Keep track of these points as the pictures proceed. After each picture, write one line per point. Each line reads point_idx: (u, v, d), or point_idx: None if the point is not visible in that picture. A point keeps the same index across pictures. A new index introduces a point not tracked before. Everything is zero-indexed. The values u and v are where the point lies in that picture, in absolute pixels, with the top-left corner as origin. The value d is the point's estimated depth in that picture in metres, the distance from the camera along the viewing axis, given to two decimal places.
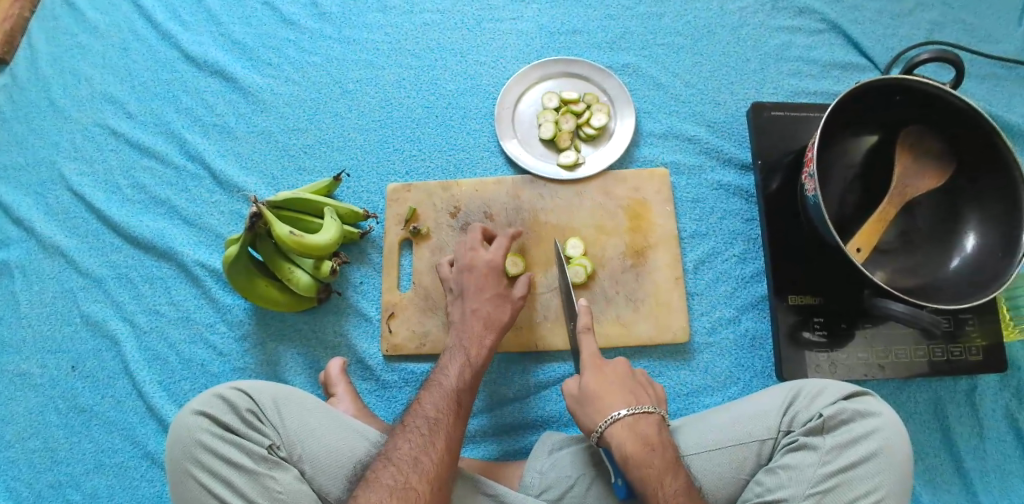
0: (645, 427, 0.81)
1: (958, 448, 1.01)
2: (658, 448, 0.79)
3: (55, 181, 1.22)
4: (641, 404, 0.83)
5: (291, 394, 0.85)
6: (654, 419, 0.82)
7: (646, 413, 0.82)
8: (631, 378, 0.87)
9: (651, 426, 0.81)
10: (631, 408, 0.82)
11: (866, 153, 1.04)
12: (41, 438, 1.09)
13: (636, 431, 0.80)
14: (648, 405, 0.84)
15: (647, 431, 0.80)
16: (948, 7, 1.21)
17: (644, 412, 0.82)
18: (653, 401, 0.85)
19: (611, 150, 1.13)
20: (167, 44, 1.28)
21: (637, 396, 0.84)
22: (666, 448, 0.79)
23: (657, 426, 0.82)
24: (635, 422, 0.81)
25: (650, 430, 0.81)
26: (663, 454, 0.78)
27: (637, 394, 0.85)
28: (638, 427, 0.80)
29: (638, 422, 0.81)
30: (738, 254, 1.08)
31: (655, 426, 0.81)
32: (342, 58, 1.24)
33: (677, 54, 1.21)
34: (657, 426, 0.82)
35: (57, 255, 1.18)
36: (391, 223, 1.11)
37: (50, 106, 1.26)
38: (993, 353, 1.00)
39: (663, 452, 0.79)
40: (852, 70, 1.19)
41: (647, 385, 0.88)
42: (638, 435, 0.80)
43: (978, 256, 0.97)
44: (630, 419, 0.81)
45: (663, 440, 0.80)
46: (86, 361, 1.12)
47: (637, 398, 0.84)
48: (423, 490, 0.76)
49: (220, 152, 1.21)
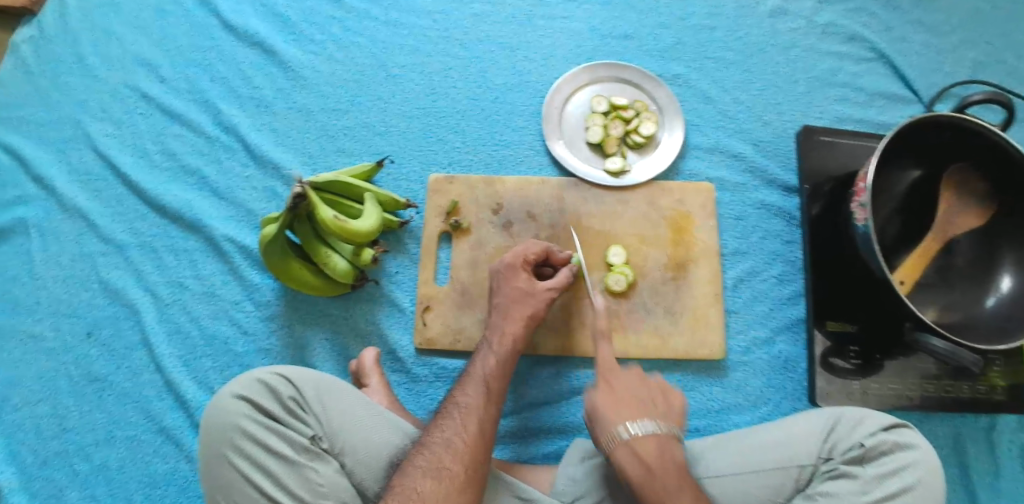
0: (646, 449, 0.79)
1: (975, 482, 1.03)
2: (658, 473, 0.78)
3: (80, 140, 1.18)
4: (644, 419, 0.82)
5: (331, 383, 0.83)
6: (656, 437, 0.80)
7: (649, 432, 0.81)
8: (639, 392, 0.85)
9: (652, 447, 0.80)
10: (633, 428, 0.80)
11: (908, 187, 1.06)
12: (49, 405, 1.05)
13: (635, 452, 0.79)
14: (651, 421, 0.81)
15: (647, 452, 0.79)
16: (994, 48, 1.22)
17: (646, 431, 0.80)
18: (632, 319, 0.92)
19: (658, 160, 1.13)
20: (207, 10, 1.24)
21: (641, 412, 0.83)
22: (667, 468, 0.78)
23: (658, 446, 0.80)
24: (635, 443, 0.80)
25: (649, 450, 0.79)
26: (664, 480, 0.77)
27: (642, 410, 0.83)
28: (639, 450, 0.79)
29: (639, 443, 0.80)
30: (777, 275, 1.09)
31: (656, 447, 0.80)
32: (389, 41, 1.21)
33: (727, 70, 1.20)
34: (660, 447, 0.80)
35: (78, 218, 1.13)
36: (431, 214, 1.10)
37: (78, 63, 1.22)
38: (1018, 394, 1.02)
39: (664, 475, 0.77)
40: (898, 101, 1.19)
41: (658, 395, 0.86)
42: (639, 459, 0.79)
43: (1013, 297, 0.99)
44: (632, 442, 0.80)
45: (664, 461, 0.79)
46: (102, 329, 1.09)
47: (642, 412, 0.82)
48: (457, 471, 0.75)
49: (256, 126, 1.17)
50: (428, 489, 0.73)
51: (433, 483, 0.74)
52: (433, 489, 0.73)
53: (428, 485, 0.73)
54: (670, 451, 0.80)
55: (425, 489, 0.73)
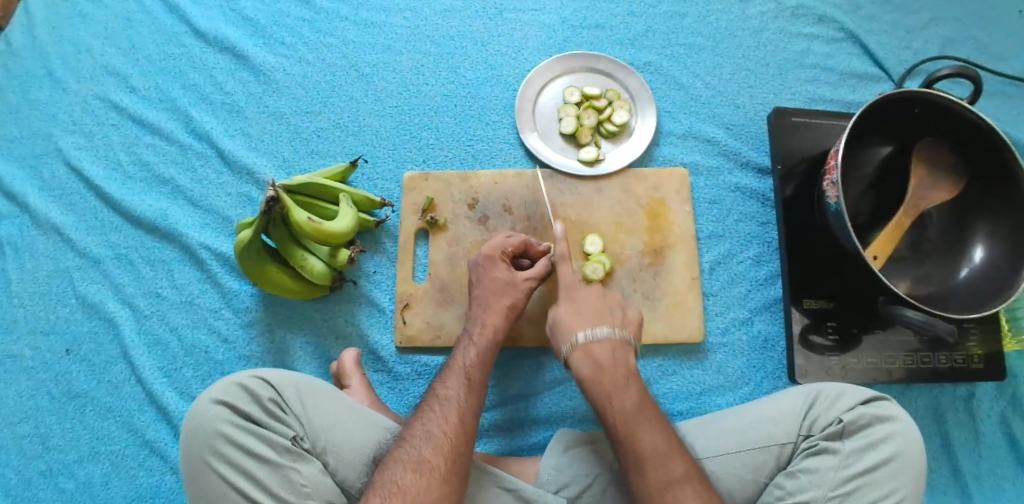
0: (597, 348, 0.85)
1: (956, 452, 1.04)
2: (608, 368, 0.84)
3: (51, 155, 1.17)
4: (599, 327, 0.87)
5: (312, 383, 0.83)
6: (609, 341, 0.86)
7: (603, 336, 0.86)
8: (598, 302, 0.91)
9: (604, 347, 0.85)
10: (585, 333, 0.87)
11: (880, 163, 1.07)
12: (31, 424, 1.04)
13: (590, 354, 0.85)
14: (605, 328, 0.87)
15: (599, 353, 0.85)
16: (961, 23, 1.23)
17: (598, 335, 0.86)
18: (617, 323, 0.89)
19: (631, 148, 1.13)
20: (174, 18, 1.24)
21: (599, 319, 0.89)
22: (617, 367, 0.84)
23: (610, 349, 0.85)
24: (589, 346, 0.85)
25: (602, 352, 0.85)
26: (613, 374, 0.83)
27: (600, 317, 0.88)
28: (592, 349, 0.85)
29: (593, 346, 0.85)
30: (754, 257, 1.09)
31: (609, 348, 0.86)
32: (358, 41, 1.21)
33: (698, 55, 1.21)
34: (612, 348, 0.86)
35: (52, 233, 1.13)
36: (407, 212, 1.09)
37: (46, 77, 1.21)
38: (992, 362, 1.03)
39: (612, 372, 0.83)
40: (868, 80, 1.20)
41: (616, 306, 0.92)
42: (591, 358, 0.85)
43: (984, 268, 1.00)
44: (585, 343, 0.86)
45: (615, 362, 0.84)
46: (82, 344, 1.08)
47: (600, 320, 0.89)
48: (437, 463, 0.75)
49: (228, 132, 1.17)
50: (409, 482, 0.73)
51: (414, 475, 0.74)
52: (414, 482, 0.73)
53: (409, 478, 0.74)
54: (622, 354, 0.86)
55: (406, 482, 0.73)
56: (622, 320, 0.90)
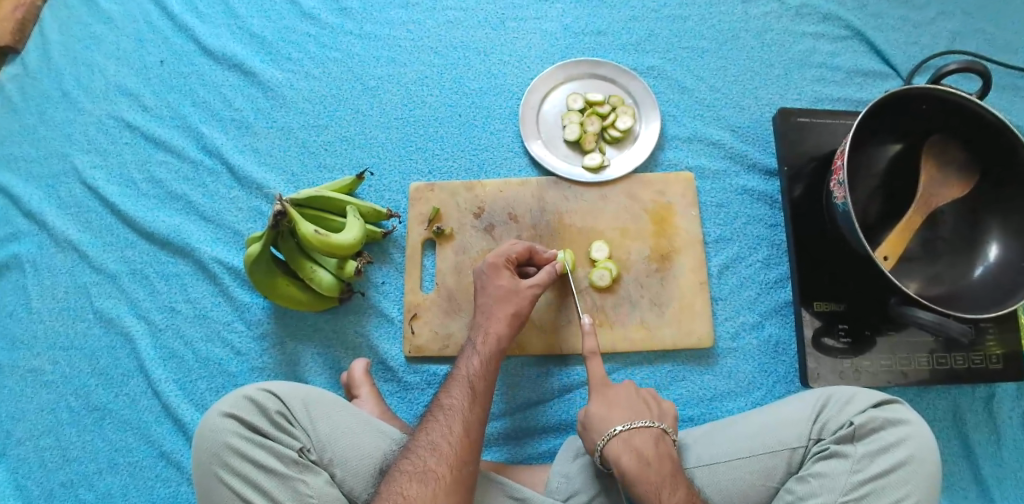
0: (642, 442, 0.81)
1: (976, 455, 1.02)
2: (654, 463, 0.79)
3: (67, 174, 1.20)
4: (638, 420, 0.84)
5: (319, 394, 0.84)
6: (652, 432, 0.82)
7: (644, 427, 0.82)
8: (633, 394, 0.87)
9: (647, 441, 0.81)
10: (628, 425, 0.83)
11: (890, 162, 1.06)
12: (52, 436, 1.07)
13: (633, 447, 0.80)
14: (644, 419, 0.84)
15: (644, 447, 0.81)
16: (969, 16, 1.21)
17: (639, 427, 0.82)
18: (655, 415, 0.85)
19: (635, 153, 1.13)
20: (184, 37, 1.26)
21: (636, 411, 0.85)
22: (663, 462, 0.80)
23: (653, 441, 0.81)
24: (631, 438, 0.81)
25: (646, 445, 0.81)
26: (659, 469, 0.79)
27: (637, 409, 0.85)
28: (634, 443, 0.81)
29: (634, 438, 0.81)
30: (762, 260, 1.09)
31: (651, 440, 0.81)
32: (363, 54, 1.23)
33: (701, 58, 1.20)
34: (655, 441, 0.82)
35: (69, 250, 1.15)
36: (414, 223, 1.10)
37: (62, 98, 1.24)
38: (1012, 362, 1.01)
39: (659, 467, 0.79)
40: (876, 76, 1.19)
41: (652, 399, 0.88)
42: (635, 453, 0.80)
43: (1000, 266, 0.98)
44: (626, 436, 0.82)
45: (659, 455, 0.80)
46: (99, 358, 1.10)
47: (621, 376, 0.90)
48: (443, 473, 0.76)
49: (238, 148, 1.19)
50: (414, 492, 0.74)
51: (419, 486, 0.74)
52: (419, 492, 0.74)
53: (415, 489, 0.74)
54: (664, 448, 0.82)
55: (412, 492, 0.74)
56: (658, 412, 0.86)
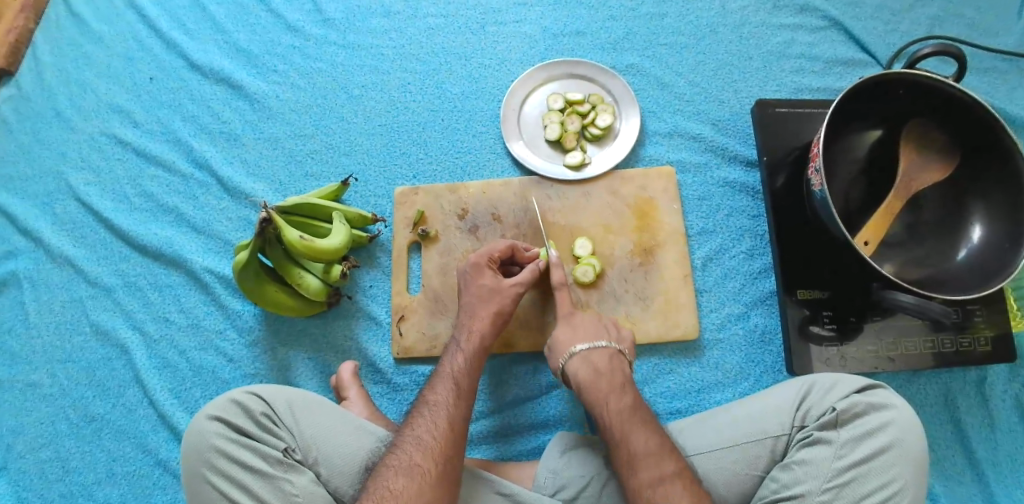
0: (596, 358, 0.89)
1: (970, 439, 1.01)
2: (605, 374, 0.87)
3: (62, 191, 1.23)
4: (596, 341, 0.91)
5: (304, 396, 0.86)
6: (607, 351, 0.90)
7: (600, 347, 0.90)
8: (595, 320, 0.95)
9: (602, 357, 0.89)
10: (586, 344, 0.90)
11: (871, 147, 1.05)
12: (51, 448, 1.09)
13: (588, 362, 0.89)
14: (603, 340, 0.91)
15: (598, 362, 0.88)
16: (948, 2, 1.22)
17: (596, 347, 0.90)
18: (612, 337, 0.92)
19: (616, 150, 1.14)
20: (172, 54, 1.29)
21: (596, 333, 0.92)
22: (614, 374, 0.87)
23: (608, 358, 0.89)
24: (588, 355, 0.89)
25: (601, 361, 0.88)
26: (609, 379, 0.86)
27: (598, 332, 0.92)
28: (590, 359, 0.89)
29: (591, 356, 0.89)
30: (746, 251, 1.09)
31: (606, 357, 0.89)
32: (347, 63, 1.25)
33: (680, 54, 1.22)
34: (610, 357, 0.89)
35: (65, 265, 1.18)
36: (400, 226, 1.12)
37: (56, 117, 1.27)
38: (1001, 343, 1.00)
39: (610, 378, 0.87)
40: (855, 65, 1.19)
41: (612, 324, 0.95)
42: (589, 366, 0.88)
43: (984, 248, 0.97)
44: (584, 353, 0.90)
45: (611, 368, 0.88)
46: (96, 370, 1.12)
47: (595, 335, 0.92)
48: (428, 468, 0.77)
49: (227, 160, 1.21)
50: (400, 486, 0.74)
51: (405, 480, 0.75)
52: (405, 486, 0.74)
53: (401, 483, 0.75)
54: (618, 366, 0.89)
55: (398, 487, 0.74)
56: (617, 336, 0.93)
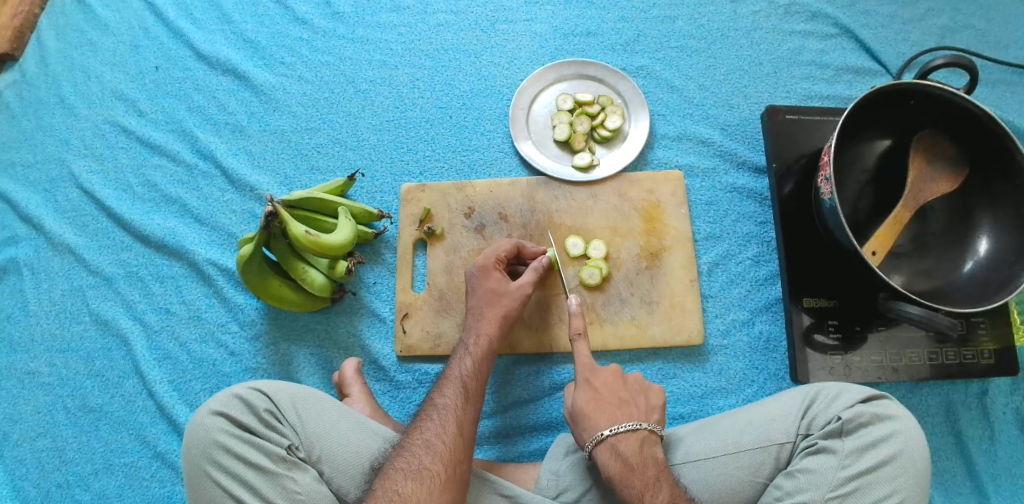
0: (627, 447, 0.82)
1: (970, 451, 1.01)
2: (638, 467, 0.80)
3: (64, 179, 1.21)
4: (624, 420, 0.84)
5: (308, 393, 0.85)
6: (638, 435, 0.83)
7: (629, 431, 0.83)
8: (619, 391, 0.88)
9: (633, 444, 0.82)
10: (613, 428, 0.83)
11: (880, 158, 1.05)
12: (48, 438, 1.08)
13: (617, 452, 0.82)
14: (631, 421, 0.84)
15: (628, 451, 0.82)
16: (959, 13, 1.22)
17: (626, 430, 0.83)
18: (641, 415, 0.86)
19: (625, 153, 1.13)
20: (179, 43, 1.28)
21: (623, 412, 0.85)
22: (647, 466, 0.81)
23: (639, 444, 0.82)
24: (617, 443, 0.82)
25: (631, 449, 0.82)
26: (643, 473, 0.80)
27: (623, 410, 0.86)
28: (619, 447, 0.82)
29: (620, 442, 0.82)
30: (752, 257, 1.09)
31: (636, 443, 0.82)
32: (356, 58, 1.24)
33: (691, 58, 1.21)
34: (640, 443, 0.82)
35: (66, 253, 1.17)
36: (406, 223, 1.11)
37: (59, 104, 1.26)
38: (1005, 357, 1.00)
39: (644, 471, 0.80)
40: (864, 74, 1.19)
41: (638, 394, 0.89)
42: (620, 457, 0.81)
43: (990, 261, 0.97)
44: (612, 440, 0.82)
45: (643, 458, 0.81)
46: (95, 360, 1.11)
47: (622, 415, 0.85)
48: (437, 471, 0.76)
49: (232, 151, 1.20)
50: (409, 490, 0.74)
51: (415, 484, 0.75)
52: (414, 490, 0.74)
53: (410, 486, 0.74)
54: (650, 450, 0.83)
55: (407, 490, 0.74)
56: (645, 411, 0.87)
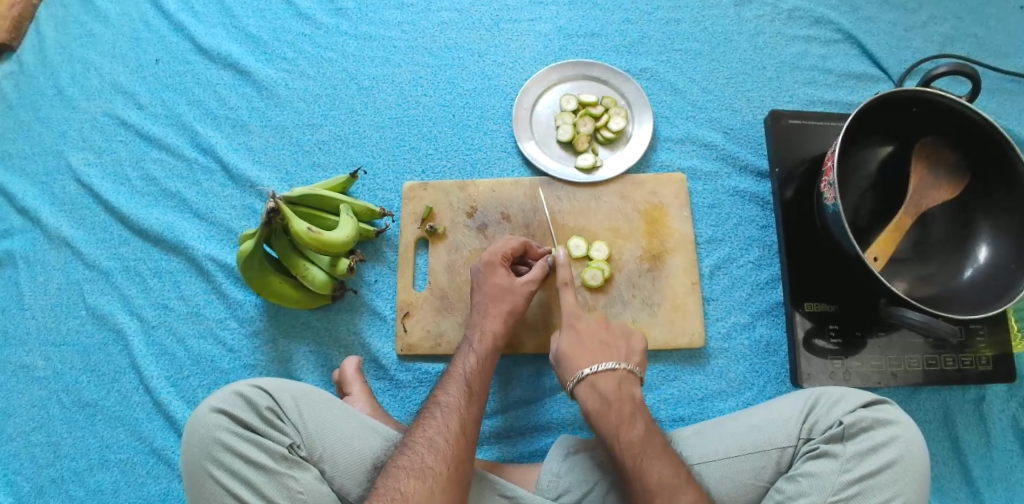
0: (605, 383, 0.84)
1: (966, 457, 1.02)
2: (615, 404, 0.83)
3: (62, 171, 1.20)
4: (604, 361, 0.86)
5: (310, 391, 0.84)
6: (616, 375, 0.85)
7: (608, 370, 0.85)
8: (602, 334, 0.90)
9: (610, 382, 0.85)
10: (592, 367, 0.85)
11: (882, 164, 1.06)
12: (42, 432, 1.07)
13: (596, 389, 0.84)
14: (611, 361, 0.86)
15: (606, 388, 0.84)
16: (960, 21, 1.22)
17: (604, 368, 0.85)
18: (622, 356, 0.88)
19: (628, 154, 1.13)
20: (180, 36, 1.27)
21: (604, 353, 0.87)
22: (623, 402, 0.83)
23: (616, 382, 0.85)
24: (595, 381, 0.85)
25: (609, 387, 0.84)
26: (619, 410, 0.83)
27: (603, 350, 0.88)
28: (598, 385, 0.85)
29: (598, 380, 0.85)
30: (754, 261, 1.09)
31: (614, 381, 0.85)
32: (359, 54, 1.23)
33: (694, 60, 1.21)
34: (618, 382, 0.85)
35: (63, 246, 1.16)
36: (407, 221, 1.11)
37: (58, 96, 1.24)
38: (1002, 364, 1.01)
39: (620, 407, 0.83)
40: (866, 80, 1.20)
41: (620, 338, 0.90)
42: (597, 393, 0.84)
43: (990, 268, 0.98)
44: (592, 378, 0.85)
45: (620, 395, 0.84)
46: (91, 355, 1.10)
47: (602, 355, 0.87)
48: (440, 470, 0.76)
49: (232, 146, 1.19)
50: (412, 488, 0.74)
51: (418, 482, 0.74)
52: (416, 489, 0.74)
53: (412, 485, 0.74)
54: (628, 388, 0.85)
55: (409, 489, 0.74)
56: (626, 352, 0.89)
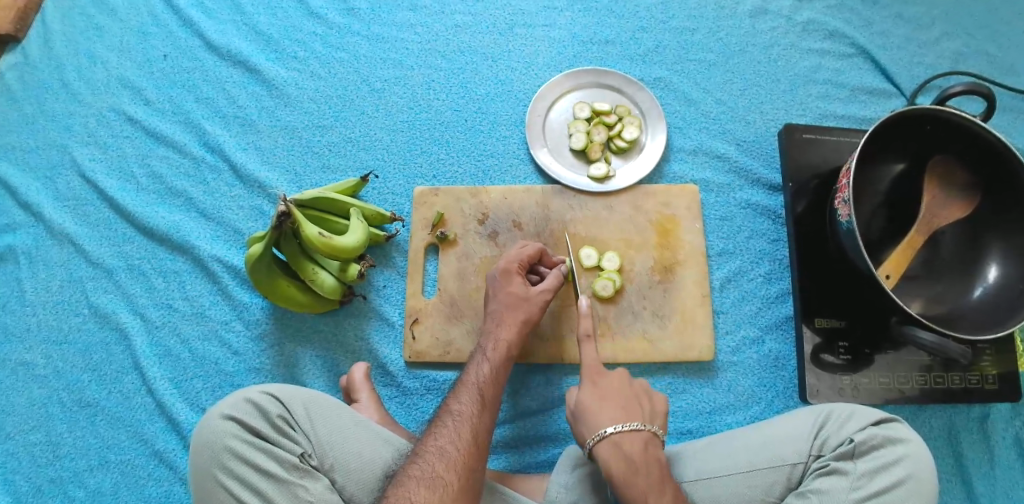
0: (631, 447, 0.79)
1: (970, 475, 1.02)
2: (642, 469, 0.77)
3: (66, 166, 1.18)
4: (629, 420, 0.81)
5: (320, 399, 0.84)
6: (643, 436, 0.80)
7: (636, 431, 0.80)
8: (625, 390, 0.85)
9: (637, 445, 0.79)
10: (619, 426, 0.80)
11: (894, 181, 1.06)
12: (42, 432, 1.05)
13: (621, 450, 0.78)
14: (636, 421, 0.81)
15: (633, 451, 0.78)
16: (974, 39, 1.23)
17: (632, 428, 0.80)
18: (646, 417, 0.83)
19: (641, 164, 1.13)
20: (189, 32, 1.25)
21: (627, 412, 0.82)
22: (651, 467, 0.78)
23: (643, 445, 0.79)
24: (621, 440, 0.79)
25: (636, 449, 0.79)
26: (647, 476, 0.77)
27: (628, 411, 0.82)
28: (623, 446, 0.79)
29: (624, 441, 0.79)
30: (764, 274, 1.09)
31: (641, 443, 0.79)
32: (371, 55, 1.22)
33: (709, 71, 1.21)
34: (645, 444, 0.79)
35: (66, 243, 1.14)
36: (418, 227, 1.10)
37: (63, 89, 1.22)
38: (1008, 382, 1.02)
39: (647, 472, 0.77)
40: (880, 95, 1.19)
41: (642, 396, 0.86)
42: (622, 455, 0.78)
43: (999, 288, 0.98)
44: (616, 438, 0.79)
45: (648, 459, 0.78)
46: (93, 354, 1.09)
47: (628, 416, 0.82)
48: (450, 480, 0.75)
49: (241, 145, 1.18)
50: (422, 498, 0.73)
51: (428, 492, 0.73)
52: (427, 498, 0.73)
53: (423, 494, 0.73)
54: (653, 449, 0.80)
55: (420, 498, 0.73)
56: (649, 414, 0.84)
